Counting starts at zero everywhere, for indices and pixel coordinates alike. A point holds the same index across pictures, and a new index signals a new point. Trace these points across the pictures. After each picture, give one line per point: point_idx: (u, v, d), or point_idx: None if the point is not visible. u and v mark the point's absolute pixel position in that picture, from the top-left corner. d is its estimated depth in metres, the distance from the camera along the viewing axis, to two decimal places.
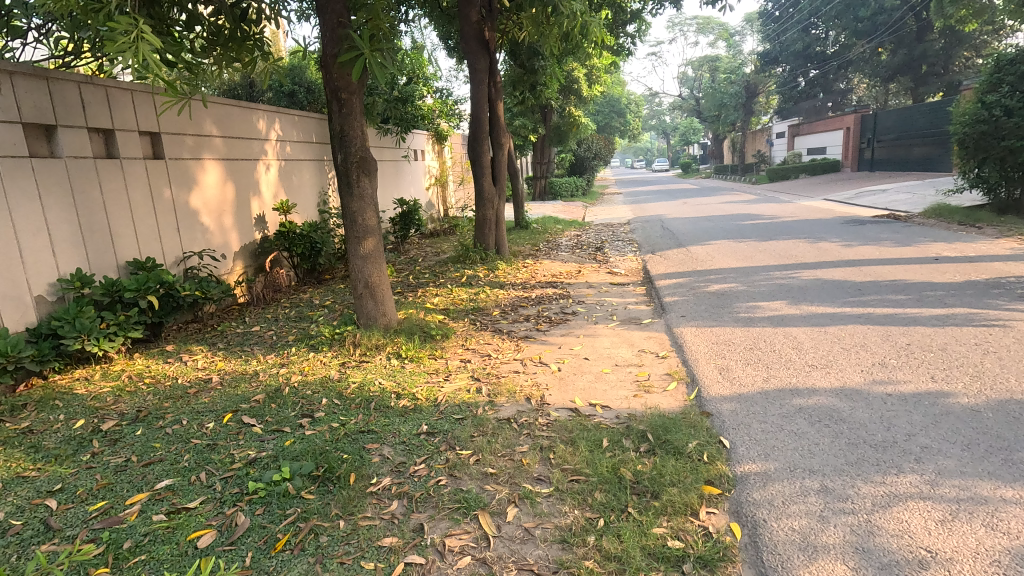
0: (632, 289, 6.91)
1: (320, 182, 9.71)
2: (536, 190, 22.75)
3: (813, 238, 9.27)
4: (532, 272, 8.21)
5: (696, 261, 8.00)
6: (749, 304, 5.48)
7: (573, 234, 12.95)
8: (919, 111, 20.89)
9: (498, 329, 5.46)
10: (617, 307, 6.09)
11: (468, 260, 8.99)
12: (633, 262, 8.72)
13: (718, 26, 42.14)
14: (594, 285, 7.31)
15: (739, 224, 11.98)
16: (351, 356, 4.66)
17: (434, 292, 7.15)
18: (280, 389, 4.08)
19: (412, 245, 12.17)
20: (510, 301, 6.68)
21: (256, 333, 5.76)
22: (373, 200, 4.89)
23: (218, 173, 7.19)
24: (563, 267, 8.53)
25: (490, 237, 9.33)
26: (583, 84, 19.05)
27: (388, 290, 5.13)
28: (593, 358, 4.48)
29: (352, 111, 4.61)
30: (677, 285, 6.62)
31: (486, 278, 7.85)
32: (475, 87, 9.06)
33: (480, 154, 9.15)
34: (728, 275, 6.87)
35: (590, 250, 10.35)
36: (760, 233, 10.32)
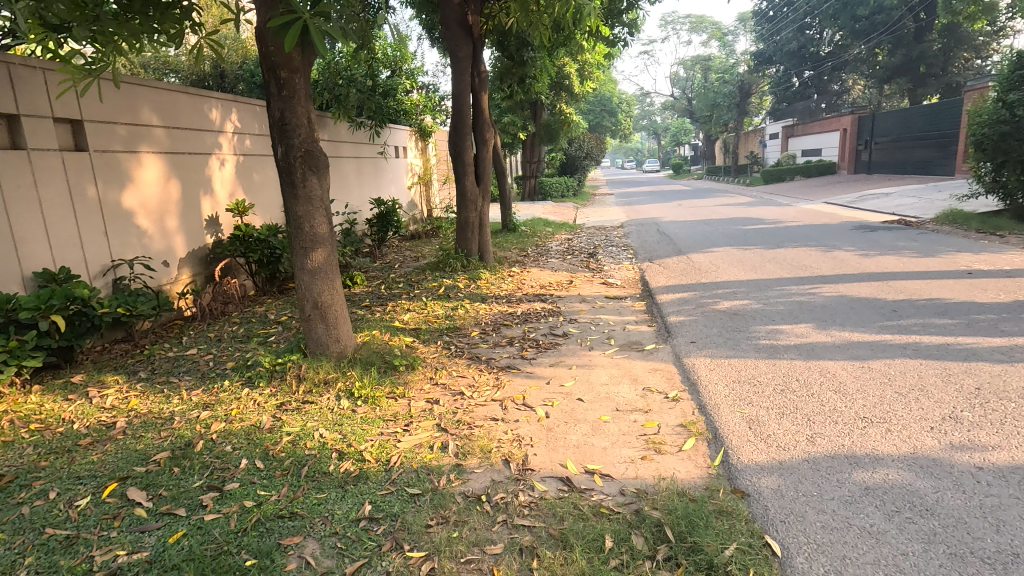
0: (630, 305, 6.11)
1: None
2: (526, 190, 21.94)
3: (825, 245, 8.53)
4: (519, 282, 7.39)
5: (699, 272, 7.22)
6: (770, 328, 4.68)
7: (564, 238, 12.14)
8: (918, 113, 20.32)
9: (476, 357, 4.63)
10: (614, 328, 5.27)
11: (449, 268, 8.14)
12: (629, 272, 7.92)
13: (712, 25, 41.55)
14: (587, 299, 6.49)
15: (741, 228, 11.24)
16: (292, 395, 3.80)
17: (407, 306, 6.29)
18: (192, 443, 3.21)
19: (391, 249, 11.29)
20: (492, 318, 5.84)
21: (190, 358, 4.87)
22: (324, 203, 4.05)
23: (159, 169, 6.28)
24: (552, 277, 7.70)
25: (473, 242, 8.49)
26: (575, 80, 18.27)
27: (343, 311, 4.28)
28: (589, 400, 3.65)
29: (294, 94, 3.76)
30: (682, 302, 5.82)
31: (466, 289, 7.01)
32: (457, 78, 8.18)
33: (463, 151, 8.28)
34: (739, 289, 6.08)
35: (582, 256, 9.55)
36: (765, 239, 9.57)
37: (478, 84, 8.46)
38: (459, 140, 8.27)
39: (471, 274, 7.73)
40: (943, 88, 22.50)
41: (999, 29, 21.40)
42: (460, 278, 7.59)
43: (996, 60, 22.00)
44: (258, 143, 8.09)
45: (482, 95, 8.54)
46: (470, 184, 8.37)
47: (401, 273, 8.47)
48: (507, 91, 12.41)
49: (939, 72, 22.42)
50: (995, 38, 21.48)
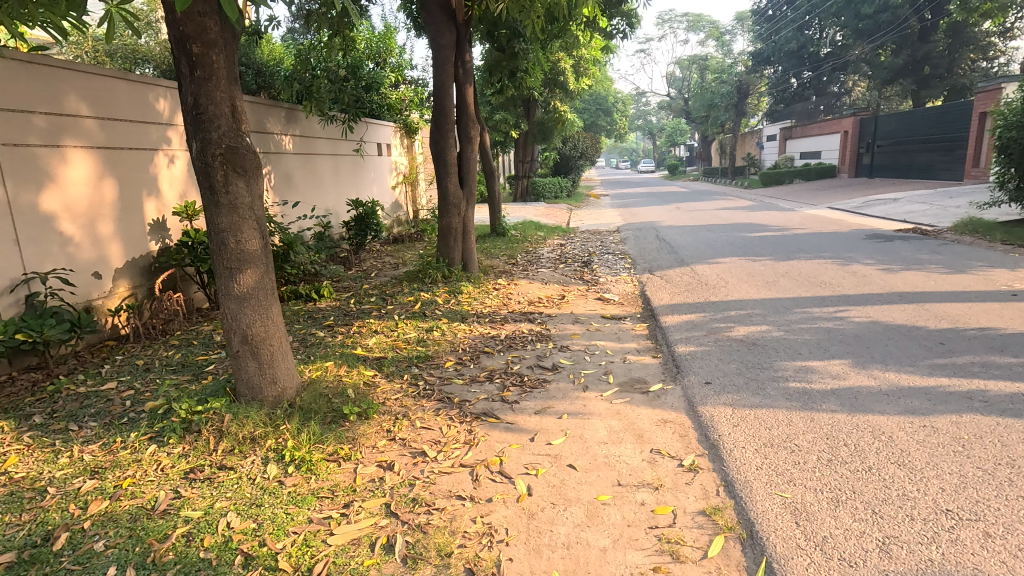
0: (630, 329, 5.34)
1: None
2: (518, 191, 21.15)
3: (841, 257, 7.81)
4: (504, 297, 6.62)
5: (707, 287, 6.46)
6: (798, 365, 3.93)
7: (556, 244, 11.37)
8: (922, 115, 19.75)
9: (446, 399, 3.84)
10: (612, 360, 4.49)
11: (430, 280, 7.35)
12: (629, 286, 7.14)
13: (709, 24, 40.85)
14: (581, 319, 5.71)
15: (746, 235, 10.51)
16: (206, 458, 2.99)
17: (375, 327, 5.49)
18: (55, 534, 2.41)
19: (370, 255, 10.49)
20: (471, 344, 5.03)
21: (104, 393, 4.05)
22: (255, 213, 3.26)
23: (89, 166, 5.45)
24: (542, 291, 6.91)
25: (456, 250, 7.71)
26: (570, 77, 17.54)
27: (282, 345, 3.49)
28: (583, 470, 2.88)
29: (211, 75, 2.95)
30: (690, 326, 5.07)
31: (446, 306, 6.21)
32: (438, 68, 7.41)
33: (445, 149, 7.49)
34: (755, 311, 5.31)
35: (576, 265, 8.80)
36: (773, 249, 8.84)
37: (463, 76, 7.69)
38: (441, 137, 7.48)
39: (452, 287, 6.94)
40: (948, 90, 21.94)
41: (1006, 31, 20.84)
42: (439, 291, 6.80)
43: (1002, 62, 21.45)
44: None
45: (466, 88, 7.75)
46: (453, 186, 7.58)
47: (377, 284, 7.67)
48: (496, 86, 11.64)
49: (944, 74, 21.85)
50: (1002, 39, 20.93)
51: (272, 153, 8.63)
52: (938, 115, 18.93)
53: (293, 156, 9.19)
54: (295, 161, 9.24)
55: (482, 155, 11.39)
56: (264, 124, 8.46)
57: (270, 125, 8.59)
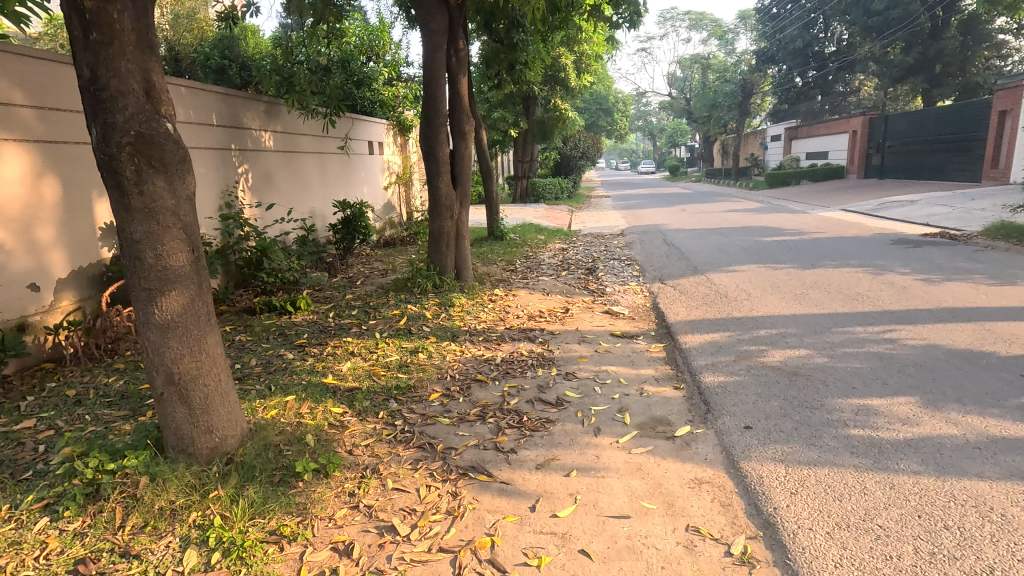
0: (644, 351, 4.65)
1: (223, 178, 7.27)
2: (517, 192, 20.48)
3: (871, 264, 7.12)
4: (501, 310, 5.93)
5: (728, 300, 5.76)
6: (856, 406, 3.23)
7: (557, 248, 10.69)
8: (933, 115, 19.15)
9: (427, 448, 3.13)
10: (626, 393, 3.80)
11: (420, 290, 6.65)
12: (639, 298, 6.45)
13: (712, 23, 40.15)
14: (588, 338, 5.01)
15: (760, 240, 9.82)
16: (106, 540, 2.29)
17: (353, 347, 4.78)
18: None
19: (358, 260, 9.78)
20: (461, 369, 4.33)
21: (15, 435, 3.36)
22: (181, 220, 2.56)
23: (26, 164, 4.76)
24: (543, 304, 6.22)
25: (449, 258, 7.01)
26: (571, 73, 16.86)
27: (220, 385, 2.79)
28: (600, 560, 2.19)
29: (113, 39, 2.26)
30: (715, 349, 4.36)
31: (435, 321, 5.51)
32: (429, 55, 6.66)
33: (436, 145, 6.77)
34: (789, 332, 4.62)
35: (579, 272, 8.11)
36: (793, 255, 8.15)
37: (457, 67, 6.98)
38: (431, 134, 6.77)
39: (443, 298, 6.24)
40: (960, 89, 21.30)
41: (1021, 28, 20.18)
42: (429, 303, 6.10)
43: (1017, 59, 20.80)
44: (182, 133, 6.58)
45: (459, 79, 7.03)
46: (444, 188, 6.88)
47: (362, 294, 6.98)
48: (493, 81, 10.94)
49: (957, 72, 21.19)
50: (1017, 36, 20.28)
51: (251, 151, 7.92)
52: (950, 114, 18.34)
53: (274, 154, 8.48)
54: (276, 160, 8.53)
55: (478, 154, 10.70)
56: (242, 118, 7.75)
57: (248, 119, 7.87)
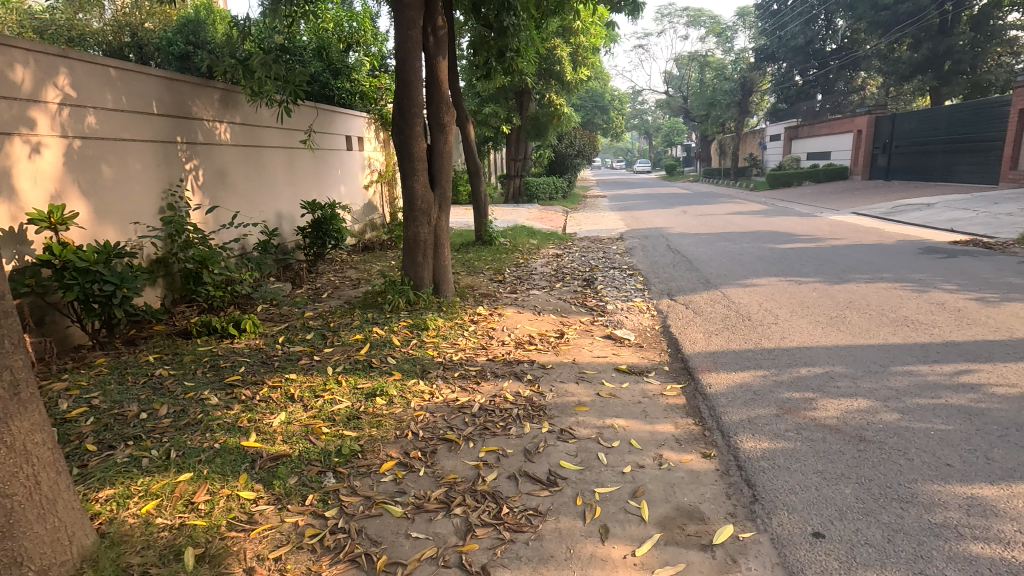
0: (659, 398, 3.72)
1: (165, 175, 6.28)
2: (509, 191, 19.57)
3: (908, 278, 6.25)
4: (483, 335, 5.01)
5: (754, 325, 4.84)
6: (964, 500, 2.32)
7: (551, 254, 9.77)
8: (943, 114, 18.38)
9: (364, 563, 2.21)
10: (641, 463, 2.87)
11: (390, 307, 5.70)
12: (647, 318, 5.53)
13: (710, 19, 39.24)
14: (587, 376, 4.10)
15: (774, 247, 8.93)
16: None
17: (296, 390, 3.82)
18: None
19: (329, 267, 8.83)
20: (427, 423, 3.39)
21: None
22: None
23: None
24: (535, 326, 5.29)
25: (425, 270, 6.07)
26: (567, 66, 15.94)
27: (36, 491, 1.84)
28: None
29: None
30: (750, 397, 3.45)
31: (404, 352, 4.56)
32: (401, 34, 5.65)
33: (409, 140, 5.80)
34: (838, 372, 3.70)
35: (576, 285, 7.21)
36: (815, 265, 7.28)
37: (436, 47, 5.99)
38: (406, 126, 5.81)
39: (416, 318, 5.30)
40: (971, 87, 20.49)
41: None
42: (399, 325, 5.17)
43: None
44: (112, 122, 5.59)
45: (438, 61, 6.02)
46: (421, 189, 5.92)
47: (325, 311, 6.04)
48: (482, 71, 9.99)
49: (967, 70, 20.39)
50: None
51: (203, 144, 6.94)
52: (962, 114, 17.57)
53: (232, 149, 7.50)
54: (234, 155, 7.56)
55: (466, 151, 9.80)
56: (191, 107, 6.76)
57: (199, 108, 6.88)
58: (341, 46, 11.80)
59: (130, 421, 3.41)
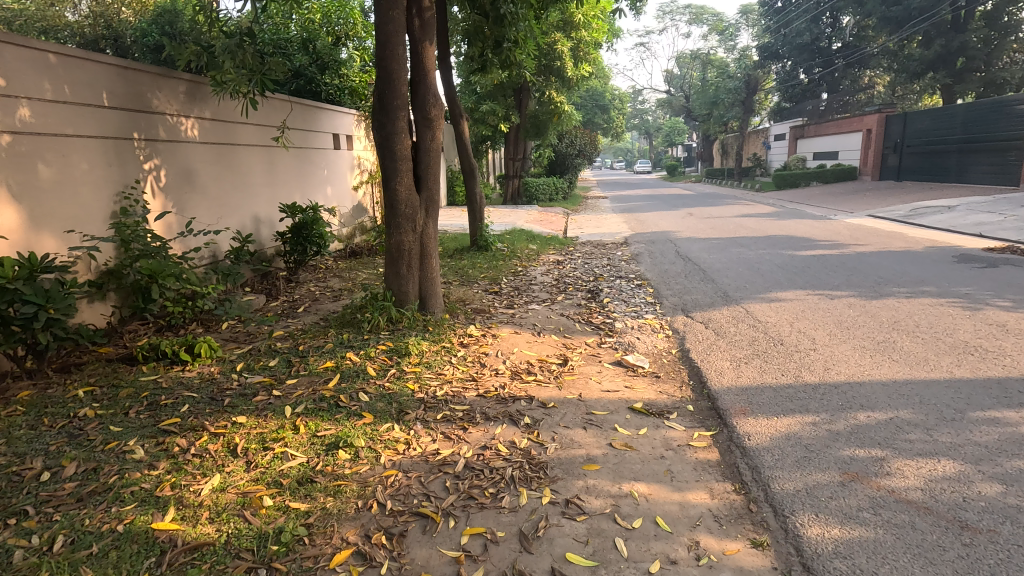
0: (686, 451, 3.03)
1: (119, 176, 5.60)
2: (508, 192, 18.98)
3: (951, 292, 5.58)
4: (474, 362, 4.32)
5: (790, 353, 4.16)
6: None
7: (552, 261, 9.08)
8: (958, 112, 17.70)
9: None
10: (672, 558, 2.18)
11: (369, 327, 5.01)
12: (663, 340, 4.84)
13: (712, 17, 38.46)
14: (597, 420, 3.41)
15: (793, 253, 8.25)
16: None
17: (242, 439, 3.12)
18: None
19: (310, 275, 8.13)
20: (398, 490, 2.70)
21: None
22: None
23: None
24: (535, 350, 4.60)
25: (411, 285, 5.38)
26: (568, 62, 15.26)
27: None
28: None
29: None
30: (802, 456, 2.77)
31: (379, 386, 3.87)
32: (382, 14, 4.93)
33: (393, 137, 5.11)
34: (906, 420, 3.02)
35: (580, 297, 6.54)
36: (842, 275, 6.62)
37: (421, 30, 5.25)
38: (387, 120, 5.10)
39: (397, 341, 4.61)
40: (985, 85, 19.80)
41: None
42: (376, 350, 4.48)
43: None
44: (51, 116, 4.90)
45: (425, 46, 5.30)
46: (404, 192, 5.21)
47: (296, 330, 5.34)
48: (476, 64, 9.28)
49: (981, 67, 19.68)
50: None
51: (165, 142, 6.25)
52: (978, 112, 16.90)
53: (200, 146, 6.80)
54: (203, 154, 6.85)
55: (459, 151, 9.12)
56: (150, 100, 6.06)
57: (160, 101, 6.19)
58: (329, 39, 11.10)
59: (25, 485, 2.71)
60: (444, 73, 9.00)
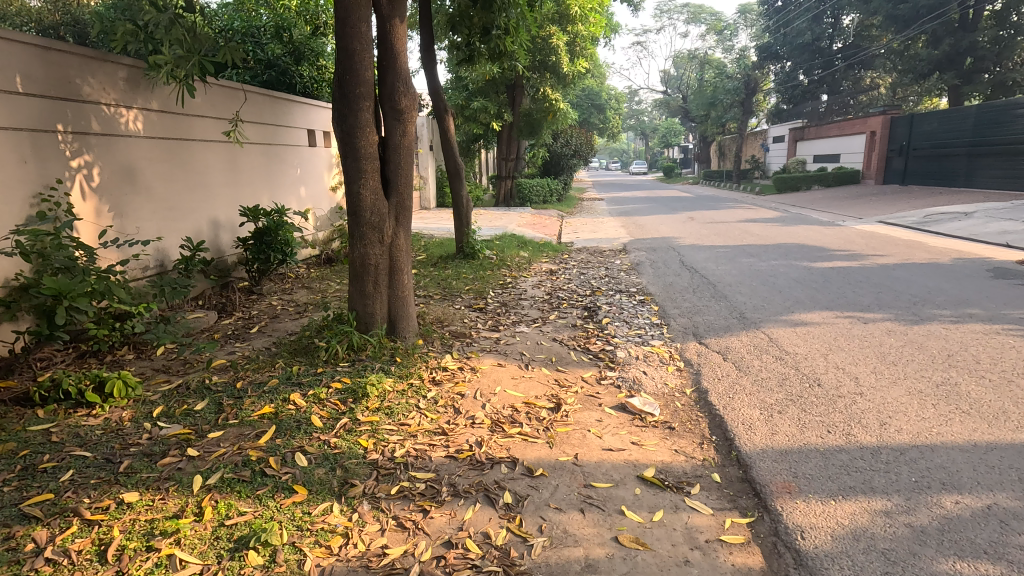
0: (718, 552, 2.25)
1: (36, 174, 4.79)
2: (500, 194, 18.20)
3: (1001, 315, 4.85)
4: (448, 407, 3.55)
5: (832, 398, 3.40)
6: None
7: (544, 271, 8.31)
8: (967, 115, 17.10)
9: None
10: None
11: (326, 358, 4.21)
12: (674, 376, 4.08)
13: (711, 16, 37.73)
14: (600, 498, 2.62)
15: (808, 265, 7.52)
16: None
17: (122, 531, 2.32)
18: None
19: (275, 286, 7.31)
20: None
21: None
22: None
23: None
24: (521, 390, 3.81)
25: (377, 307, 4.58)
26: (563, 57, 14.53)
27: None
28: None
29: None
30: (884, 574, 2.00)
31: (323, 443, 3.07)
32: None
33: (354, 133, 4.31)
34: (1010, 511, 2.27)
35: (577, 317, 5.77)
36: (870, 292, 5.89)
37: (390, 4, 4.42)
38: (348, 111, 4.31)
39: (356, 378, 3.82)
40: (994, 87, 19.19)
41: None
42: (329, 391, 3.68)
43: None
44: None
45: (395, 25, 4.48)
46: (369, 197, 4.41)
47: (242, 358, 4.53)
48: (463, 55, 8.51)
49: (990, 67, 19.08)
50: None
51: (100, 135, 5.43)
52: (990, 115, 16.29)
53: (144, 141, 5.97)
54: (148, 150, 6.03)
55: (443, 148, 8.33)
56: (80, 87, 5.24)
57: (93, 88, 5.36)
58: (307, 28, 10.30)
59: None
60: (427, 64, 8.21)
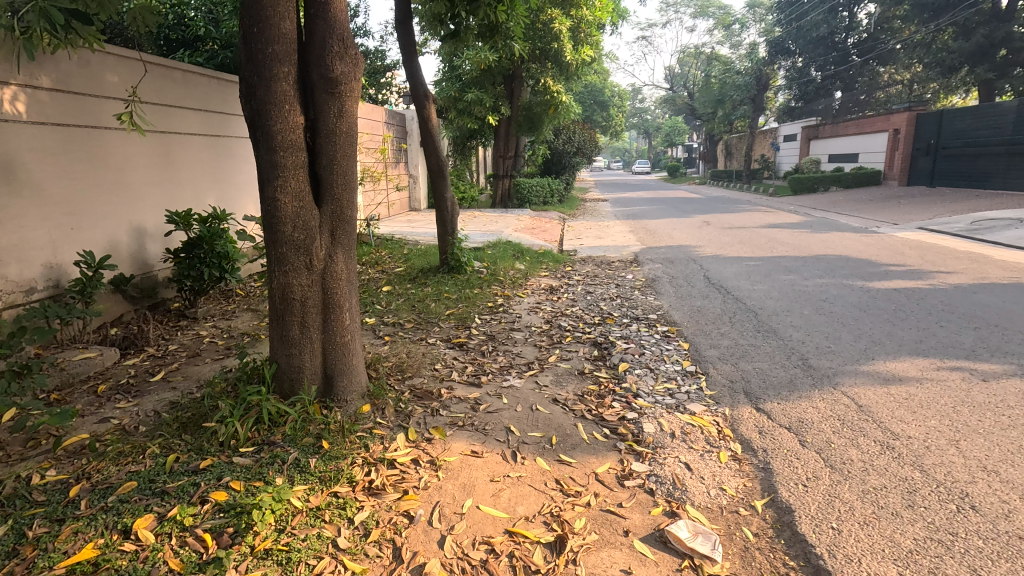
0: None
1: None
2: (497, 194, 16.87)
3: None
4: (383, 550, 2.20)
5: (1009, 546, 2.08)
6: None
7: (543, 288, 6.99)
8: (1005, 111, 15.74)
9: None
10: None
11: (221, 443, 2.87)
12: (731, 477, 2.74)
13: (719, 10, 36.34)
14: None
15: (864, 285, 6.19)
16: None
17: None
18: None
19: (214, 308, 5.95)
20: None
21: None
22: None
23: None
24: (504, 507, 2.48)
25: (305, 359, 3.25)
26: (566, 44, 13.17)
27: None
28: None
29: None
30: None
31: None
32: None
33: (265, 111, 2.96)
34: None
35: (584, 359, 4.43)
36: (962, 327, 4.56)
37: None
38: (259, 80, 2.94)
39: (251, 490, 2.49)
40: None
41: None
42: (200, 514, 2.35)
43: None
44: None
45: None
46: (291, 206, 3.08)
47: (113, 432, 3.18)
48: (448, 31, 7.13)
49: None
50: None
51: None
52: None
53: (32, 130, 4.65)
54: (37, 141, 4.70)
55: (423, 141, 6.92)
56: None
57: None
58: None
59: None
60: (404, 41, 6.82)
